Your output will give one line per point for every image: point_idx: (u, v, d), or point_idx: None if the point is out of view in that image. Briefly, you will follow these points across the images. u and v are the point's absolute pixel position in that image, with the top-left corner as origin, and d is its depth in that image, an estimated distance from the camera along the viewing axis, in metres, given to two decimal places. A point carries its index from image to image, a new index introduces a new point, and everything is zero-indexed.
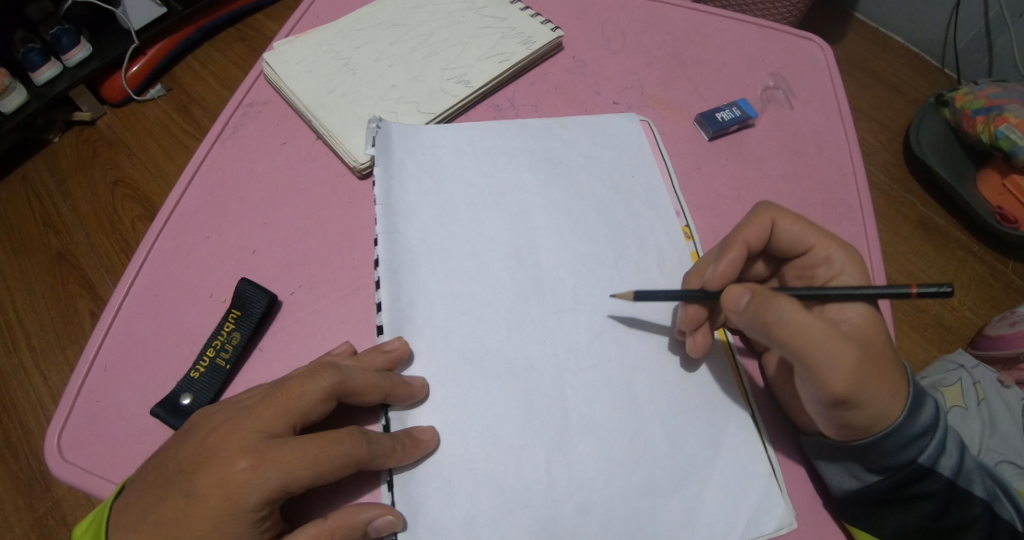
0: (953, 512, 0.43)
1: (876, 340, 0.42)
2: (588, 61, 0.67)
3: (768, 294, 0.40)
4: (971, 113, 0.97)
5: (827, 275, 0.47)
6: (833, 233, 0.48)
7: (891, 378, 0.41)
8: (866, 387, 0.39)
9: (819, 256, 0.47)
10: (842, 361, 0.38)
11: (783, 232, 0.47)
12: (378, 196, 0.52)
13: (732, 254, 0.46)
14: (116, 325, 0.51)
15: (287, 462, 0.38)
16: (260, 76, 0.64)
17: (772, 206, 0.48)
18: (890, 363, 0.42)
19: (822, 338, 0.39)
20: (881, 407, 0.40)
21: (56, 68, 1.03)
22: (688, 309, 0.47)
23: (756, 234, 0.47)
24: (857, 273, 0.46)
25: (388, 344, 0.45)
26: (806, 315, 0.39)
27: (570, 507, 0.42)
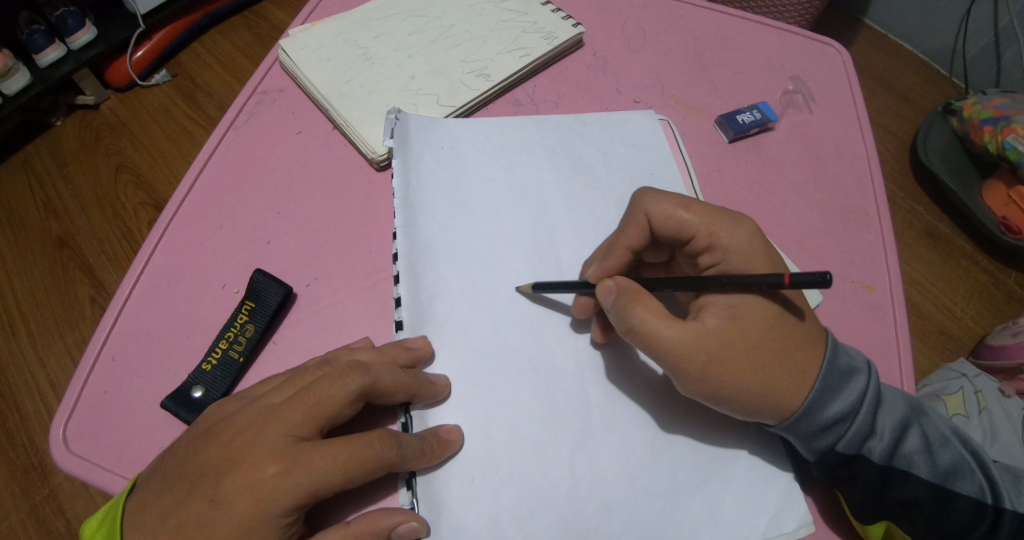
0: (942, 513, 0.43)
1: (758, 328, 0.41)
2: (608, 58, 0.66)
3: (630, 298, 0.43)
4: (979, 122, 0.94)
5: (711, 261, 0.46)
6: (715, 213, 0.45)
7: (770, 368, 0.41)
8: (723, 382, 0.41)
9: (702, 244, 0.46)
10: (687, 363, 0.41)
11: (661, 225, 0.46)
12: (398, 189, 0.51)
13: (614, 261, 0.47)
14: (125, 313, 0.50)
15: (316, 468, 0.37)
16: (276, 64, 0.63)
17: (652, 196, 0.47)
18: (770, 352, 0.41)
19: (668, 345, 0.42)
20: (754, 400, 0.41)
21: (61, 50, 1.02)
22: (577, 299, 0.47)
23: (636, 235, 0.47)
24: (742, 259, 0.44)
25: (411, 341, 0.45)
26: (653, 322, 0.42)
27: (588, 509, 0.42)
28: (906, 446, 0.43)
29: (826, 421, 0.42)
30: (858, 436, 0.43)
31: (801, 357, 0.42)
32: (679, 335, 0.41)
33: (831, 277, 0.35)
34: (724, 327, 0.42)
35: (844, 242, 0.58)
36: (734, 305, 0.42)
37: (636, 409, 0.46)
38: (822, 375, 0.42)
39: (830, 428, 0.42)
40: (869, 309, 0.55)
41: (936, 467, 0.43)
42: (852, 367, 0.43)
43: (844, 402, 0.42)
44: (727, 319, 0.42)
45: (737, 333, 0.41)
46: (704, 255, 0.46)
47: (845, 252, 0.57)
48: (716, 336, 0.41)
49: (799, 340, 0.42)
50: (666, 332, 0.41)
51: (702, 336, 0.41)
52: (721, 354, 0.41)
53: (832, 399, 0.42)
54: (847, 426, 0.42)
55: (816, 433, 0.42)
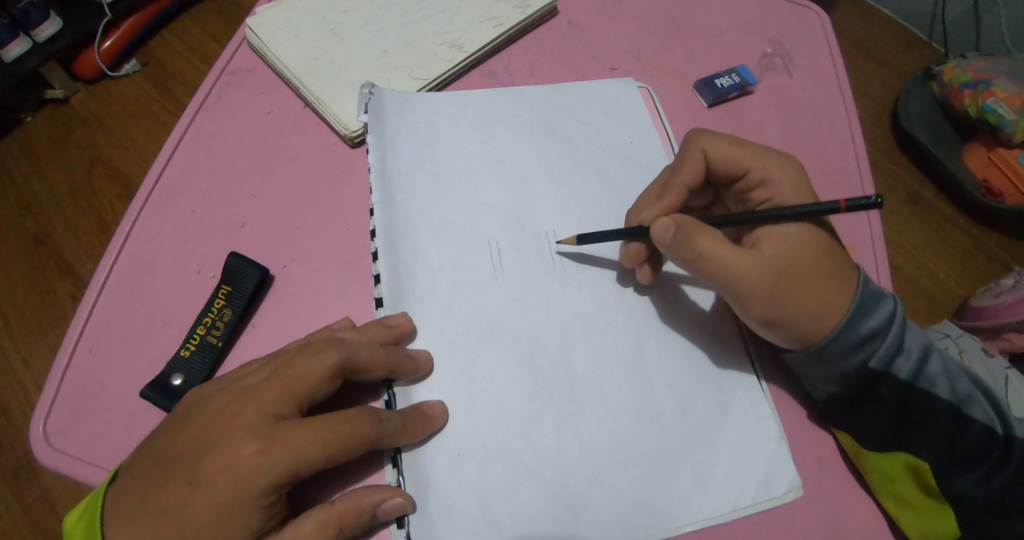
0: (958, 438, 0.44)
1: (809, 255, 0.43)
2: (584, 26, 0.65)
3: (692, 227, 0.43)
4: (959, 87, 0.92)
5: (764, 196, 0.48)
6: (764, 149, 0.48)
7: (827, 290, 0.43)
8: (786, 304, 0.42)
9: (756, 178, 0.48)
10: (750, 288, 0.42)
11: (717, 160, 0.48)
12: (372, 164, 0.50)
13: (671, 199, 0.48)
14: (100, 304, 0.49)
15: (296, 446, 0.37)
16: (243, 42, 0.61)
17: (703, 135, 0.48)
18: (821, 276, 0.43)
19: (731, 268, 0.42)
20: (808, 323, 0.43)
21: (26, 44, 0.97)
22: (627, 247, 0.48)
23: (693, 172, 0.48)
24: (794, 190, 0.47)
25: (392, 319, 0.44)
26: (717, 249, 0.42)
27: (581, 477, 0.42)
28: (929, 368, 0.45)
29: (862, 338, 0.43)
30: (889, 352, 0.44)
31: (849, 281, 0.44)
32: (747, 257, 0.42)
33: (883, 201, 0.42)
34: (783, 246, 0.44)
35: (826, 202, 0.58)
36: (790, 229, 0.45)
37: (624, 377, 0.46)
38: (864, 294, 0.44)
39: (863, 348, 0.43)
40: None
41: (954, 391, 0.45)
42: (882, 295, 0.45)
43: (878, 319, 0.44)
44: (781, 248, 0.44)
45: (799, 252, 0.44)
46: (755, 190, 0.48)
47: (829, 213, 0.57)
48: (782, 255, 0.43)
49: (843, 264, 0.44)
50: (732, 256, 0.42)
51: (769, 257, 0.43)
52: (784, 273, 0.43)
53: (867, 316, 0.43)
54: (879, 343, 0.43)
55: (850, 350, 0.43)
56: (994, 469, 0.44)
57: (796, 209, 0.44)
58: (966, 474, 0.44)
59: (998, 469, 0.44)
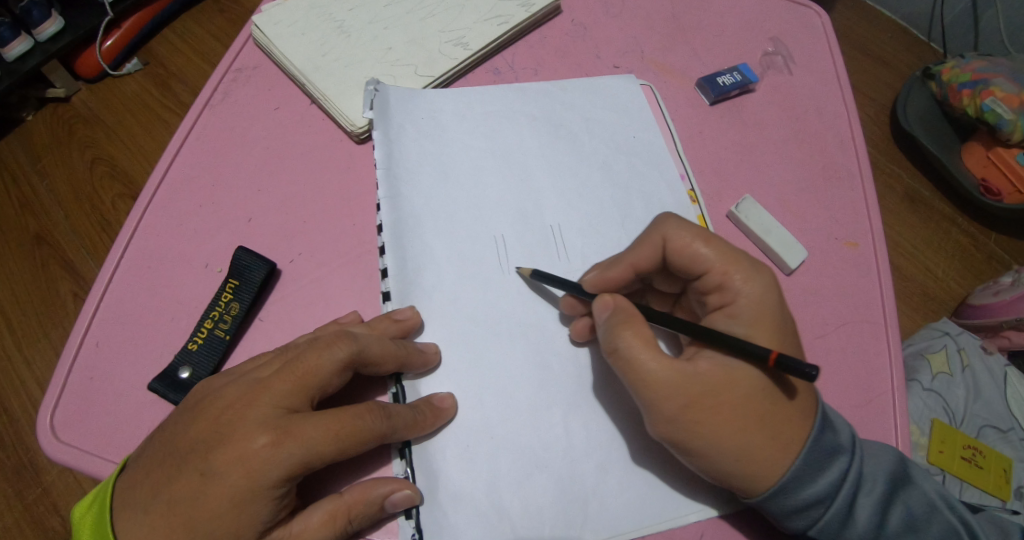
0: None
1: (743, 393, 0.40)
2: (587, 24, 0.65)
3: (630, 317, 0.42)
4: (957, 87, 0.93)
5: (721, 302, 0.44)
6: (736, 255, 0.43)
7: (751, 434, 0.39)
8: (694, 434, 0.39)
9: (715, 281, 0.43)
10: (661, 402, 0.39)
11: (675, 251, 0.44)
12: (379, 160, 0.50)
13: (617, 273, 0.45)
14: (107, 299, 0.49)
15: (307, 438, 0.37)
16: (249, 40, 0.61)
17: (672, 223, 0.45)
18: (751, 416, 0.39)
19: (648, 376, 0.40)
20: (720, 462, 0.39)
21: (27, 43, 0.98)
22: (566, 299, 0.46)
23: (647, 255, 0.45)
24: (752, 310, 0.42)
25: (400, 313, 0.44)
26: (637, 349, 0.40)
27: (586, 469, 0.43)
28: (889, 529, 0.42)
29: (805, 498, 0.40)
30: (833, 523, 0.41)
31: (787, 434, 0.40)
32: (667, 371, 0.39)
33: (818, 375, 0.37)
34: (715, 370, 0.40)
35: (826, 199, 0.58)
36: (733, 358, 0.41)
37: None
38: (806, 454, 0.40)
39: (806, 510, 0.40)
40: (852, 266, 0.55)
41: None
42: (838, 448, 0.41)
43: (821, 485, 0.40)
44: (716, 368, 0.40)
45: (728, 384, 0.40)
46: (712, 296, 0.44)
47: (830, 210, 0.58)
48: (708, 380, 0.40)
49: (788, 413, 0.40)
50: (650, 362, 0.40)
51: (689, 376, 0.40)
52: (699, 403, 0.39)
53: (809, 481, 0.40)
54: (821, 511, 0.40)
55: (789, 515, 0.40)
56: None
57: (738, 339, 0.40)
58: None
59: None
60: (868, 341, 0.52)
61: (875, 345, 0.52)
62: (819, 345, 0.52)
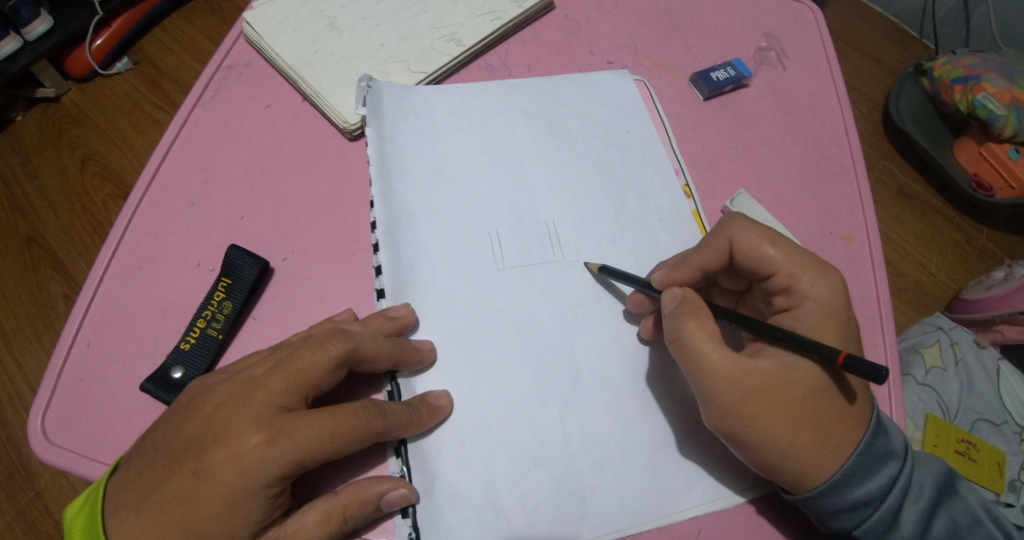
0: None
1: (806, 390, 0.40)
2: (580, 20, 0.65)
3: (700, 312, 0.42)
4: (949, 83, 0.93)
5: (786, 304, 0.45)
6: (805, 257, 0.44)
7: (806, 431, 0.40)
8: (747, 427, 0.40)
9: (782, 283, 0.44)
10: (718, 394, 0.40)
11: (742, 252, 0.45)
12: (372, 157, 0.50)
13: (683, 273, 0.46)
14: (98, 299, 0.49)
15: (301, 437, 0.37)
16: (240, 37, 0.61)
17: (740, 223, 0.46)
18: (805, 413, 0.40)
19: (710, 369, 0.41)
20: (765, 454, 0.40)
21: (17, 42, 0.96)
22: (635, 293, 0.47)
23: (712, 256, 0.46)
24: (818, 312, 0.43)
25: (394, 310, 0.44)
26: (709, 345, 0.41)
27: (583, 466, 0.42)
28: (936, 535, 0.42)
29: (850, 500, 0.40)
30: (880, 525, 0.41)
31: (839, 432, 0.40)
32: (729, 365, 0.40)
33: (886, 377, 0.37)
34: (776, 367, 0.41)
35: (821, 194, 0.58)
36: (795, 357, 0.42)
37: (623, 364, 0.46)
38: (857, 456, 0.40)
39: (848, 513, 0.40)
40: (847, 260, 0.55)
41: None
42: (887, 453, 0.41)
43: (871, 487, 0.40)
44: (779, 367, 0.41)
45: (790, 382, 0.41)
46: (783, 297, 0.45)
47: (824, 204, 0.58)
48: (767, 377, 0.40)
49: (845, 415, 0.41)
50: (712, 354, 0.41)
51: (749, 372, 0.40)
52: (756, 397, 0.40)
53: (859, 482, 0.40)
54: (868, 513, 0.40)
55: (837, 515, 0.40)
56: None
57: (807, 339, 0.41)
58: None
59: None
60: (863, 335, 0.52)
61: (870, 338, 0.52)
62: None
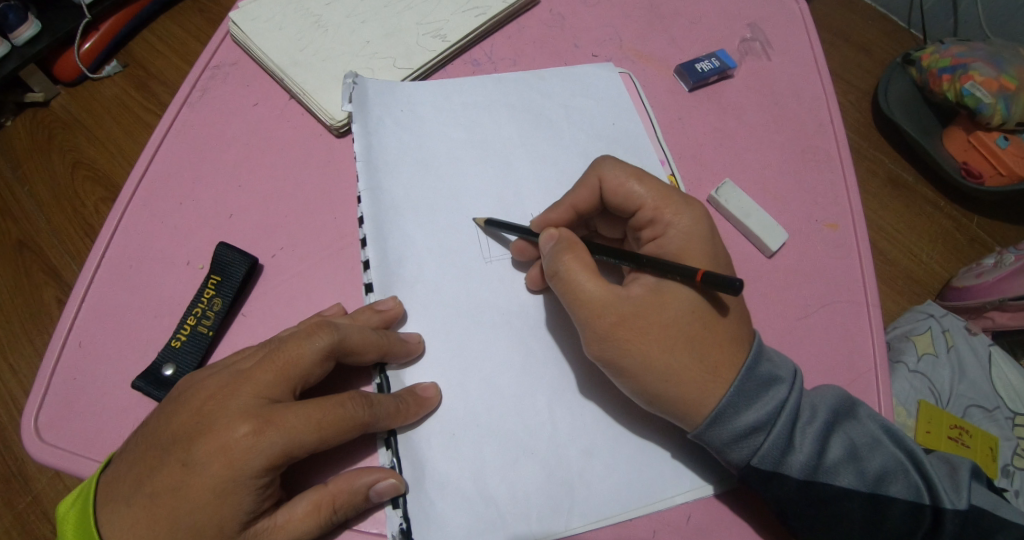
0: (876, 520, 0.42)
1: (675, 312, 0.42)
2: (565, 14, 0.65)
3: (571, 246, 0.44)
4: (937, 72, 0.94)
5: (652, 235, 0.46)
6: (666, 190, 0.46)
7: (677, 352, 0.41)
8: (625, 351, 0.41)
9: (647, 217, 0.46)
10: (594, 320, 0.42)
11: (612, 191, 0.46)
12: (359, 152, 0.50)
13: (558, 215, 0.48)
14: (88, 299, 0.49)
15: (288, 427, 0.37)
16: (226, 36, 0.61)
17: (609, 162, 0.47)
18: (678, 335, 0.42)
19: (584, 297, 0.42)
20: (649, 378, 0.41)
21: (5, 47, 0.96)
22: (518, 243, 0.48)
23: (585, 196, 0.47)
24: (682, 239, 0.45)
25: (382, 303, 0.44)
26: (582, 276, 0.43)
27: (574, 452, 0.43)
28: (831, 458, 0.42)
29: (739, 424, 0.41)
30: (775, 449, 0.41)
31: (713, 353, 0.42)
32: (602, 292, 0.42)
33: (741, 288, 0.39)
34: (646, 294, 0.43)
35: (806, 182, 0.59)
36: (662, 282, 0.43)
37: None
38: (742, 379, 0.41)
39: (743, 438, 0.41)
40: (832, 247, 0.56)
41: (865, 475, 0.42)
42: (773, 376, 0.43)
43: (758, 411, 0.41)
44: (649, 291, 0.43)
45: (663, 305, 0.42)
46: (646, 229, 0.47)
47: (809, 193, 0.58)
48: (638, 302, 0.42)
49: (722, 335, 0.42)
50: (589, 284, 0.42)
51: (622, 298, 0.42)
52: (629, 321, 0.42)
53: (745, 406, 0.41)
54: (762, 438, 0.41)
55: (733, 441, 0.41)
56: None
57: (670, 263, 0.42)
58: None
59: None
60: (848, 320, 0.53)
61: (855, 323, 0.53)
62: (800, 325, 0.52)
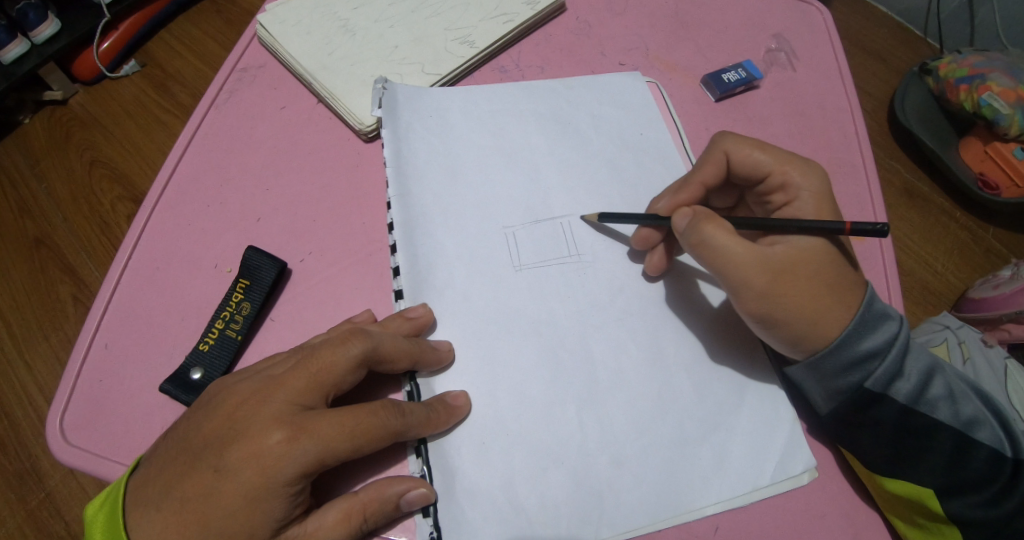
0: (965, 459, 0.43)
1: (818, 265, 0.43)
2: (591, 22, 0.65)
3: (708, 220, 0.44)
4: (954, 82, 0.93)
5: (783, 200, 0.48)
6: (789, 155, 0.48)
7: (826, 296, 0.43)
8: (780, 306, 0.42)
9: (776, 182, 0.48)
10: (746, 282, 0.43)
11: (739, 162, 0.48)
12: (388, 158, 0.51)
13: (687, 194, 0.49)
14: (116, 300, 0.49)
15: (322, 435, 0.37)
16: (253, 39, 0.61)
17: (729, 137, 0.49)
18: (824, 283, 0.43)
19: (733, 262, 0.43)
20: (804, 322, 0.42)
21: (25, 45, 0.97)
22: (639, 231, 0.49)
23: (711, 171, 0.49)
24: (812, 201, 0.46)
25: (412, 311, 0.44)
26: (721, 243, 0.43)
27: (602, 462, 0.43)
28: (931, 392, 0.44)
29: (860, 352, 0.43)
30: (886, 375, 0.43)
31: (849, 292, 0.43)
32: (748, 256, 0.43)
33: (888, 230, 0.41)
34: (788, 250, 0.44)
35: (833, 193, 0.59)
36: (805, 240, 0.44)
37: (641, 361, 0.46)
38: (867, 311, 0.43)
39: (860, 365, 0.43)
40: (859, 260, 0.56)
41: (957, 415, 0.44)
42: (888, 313, 0.44)
43: (877, 339, 0.43)
44: (790, 252, 0.44)
45: (802, 259, 0.43)
46: (776, 195, 0.48)
47: (836, 205, 0.58)
48: (783, 262, 0.43)
49: (849, 277, 0.44)
50: (735, 251, 0.43)
51: (769, 258, 0.43)
52: (780, 277, 0.43)
53: (868, 334, 0.43)
54: (877, 364, 0.43)
55: (846, 367, 0.43)
56: (1000, 494, 0.42)
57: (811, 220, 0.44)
58: (973, 496, 0.42)
59: (1008, 497, 0.42)
60: None
61: None
62: None
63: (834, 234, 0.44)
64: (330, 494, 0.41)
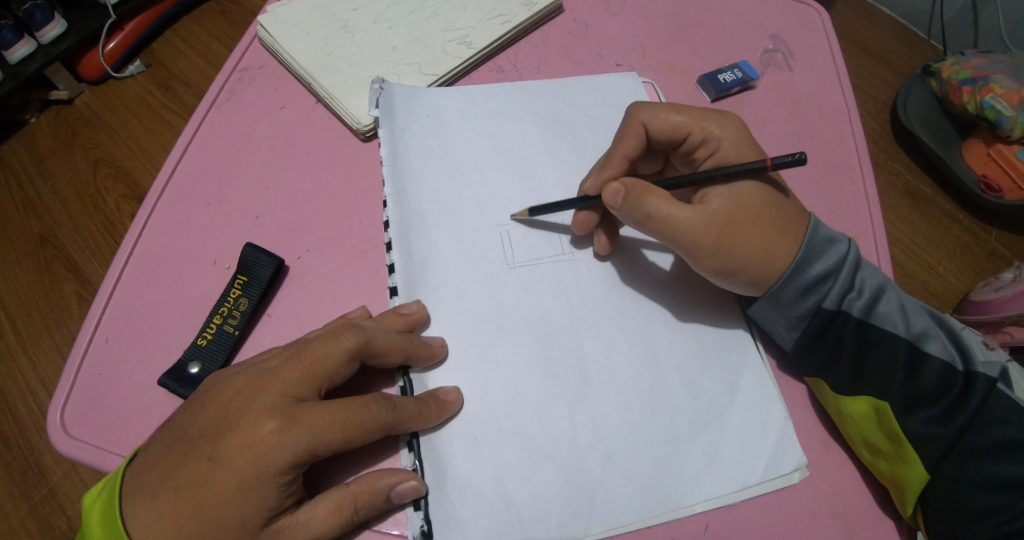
0: (917, 370, 0.44)
1: (757, 207, 0.46)
2: (589, 23, 0.66)
3: (641, 188, 0.45)
4: (957, 84, 0.93)
5: (706, 153, 0.50)
6: (703, 111, 0.50)
7: (771, 237, 0.45)
8: (733, 254, 0.45)
9: (696, 139, 0.49)
10: (697, 242, 0.45)
11: (657, 129, 0.50)
12: (385, 157, 0.51)
13: (611, 170, 0.50)
14: (116, 295, 0.50)
15: (314, 425, 0.38)
16: (254, 40, 0.62)
17: (642, 107, 0.50)
18: (767, 222, 0.45)
19: (681, 224, 0.44)
20: (757, 267, 0.45)
21: (31, 45, 0.99)
22: (579, 215, 0.49)
23: (631, 144, 0.50)
24: (735, 147, 0.49)
25: (406, 307, 0.45)
26: (665, 209, 0.45)
27: (592, 458, 0.43)
28: (883, 307, 0.46)
29: (811, 276, 0.46)
30: (839, 292, 0.46)
31: (789, 227, 0.46)
32: (692, 216, 0.45)
33: (807, 156, 0.44)
34: (728, 201, 0.46)
35: (828, 194, 0.59)
36: (734, 186, 0.46)
37: (633, 360, 0.47)
38: (807, 244, 0.46)
39: (812, 285, 0.46)
40: None
41: (909, 327, 0.45)
42: (835, 238, 0.47)
43: (826, 263, 0.46)
44: (730, 199, 0.46)
45: (744, 207, 0.45)
46: (699, 151, 0.50)
47: (831, 205, 0.58)
48: (725, 213, 0.45)
49: (788, 212, 0.46)
50: (680, 213, 0.44)
51: (712, 213, 0.45)
52: (727, 229, 0.45)
53: (817, 257, 0.46)
54: (829, 285, 0.46)
55: (801, 292, 0.46)
56: (952, 407, 0.44)
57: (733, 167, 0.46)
58: (928, 408, 0.44)
59: (960, 408, 0.43)
60: None
61: None
62: None
63: (761, 174, 0.46)
64: (323, 485, 0.42)
